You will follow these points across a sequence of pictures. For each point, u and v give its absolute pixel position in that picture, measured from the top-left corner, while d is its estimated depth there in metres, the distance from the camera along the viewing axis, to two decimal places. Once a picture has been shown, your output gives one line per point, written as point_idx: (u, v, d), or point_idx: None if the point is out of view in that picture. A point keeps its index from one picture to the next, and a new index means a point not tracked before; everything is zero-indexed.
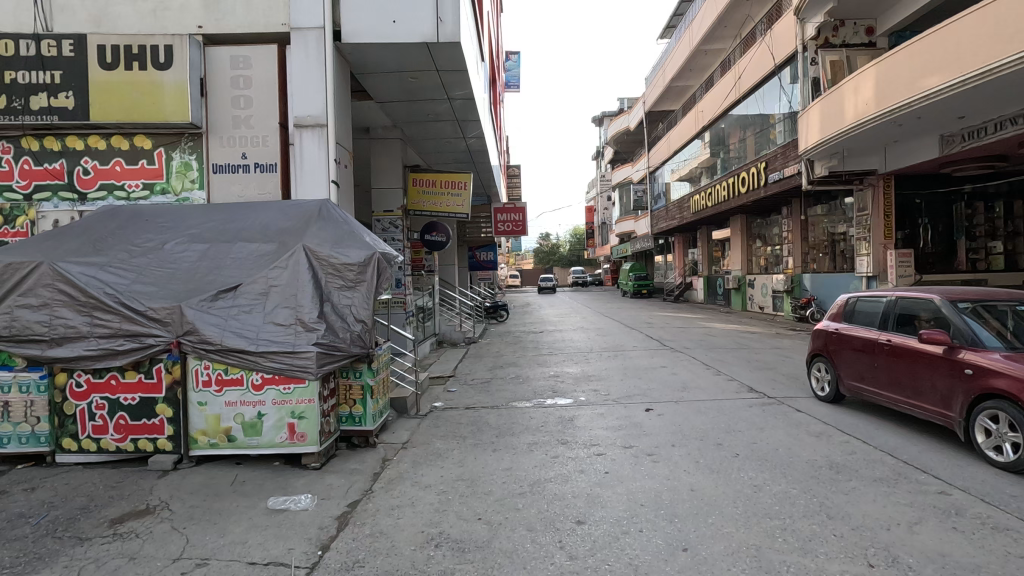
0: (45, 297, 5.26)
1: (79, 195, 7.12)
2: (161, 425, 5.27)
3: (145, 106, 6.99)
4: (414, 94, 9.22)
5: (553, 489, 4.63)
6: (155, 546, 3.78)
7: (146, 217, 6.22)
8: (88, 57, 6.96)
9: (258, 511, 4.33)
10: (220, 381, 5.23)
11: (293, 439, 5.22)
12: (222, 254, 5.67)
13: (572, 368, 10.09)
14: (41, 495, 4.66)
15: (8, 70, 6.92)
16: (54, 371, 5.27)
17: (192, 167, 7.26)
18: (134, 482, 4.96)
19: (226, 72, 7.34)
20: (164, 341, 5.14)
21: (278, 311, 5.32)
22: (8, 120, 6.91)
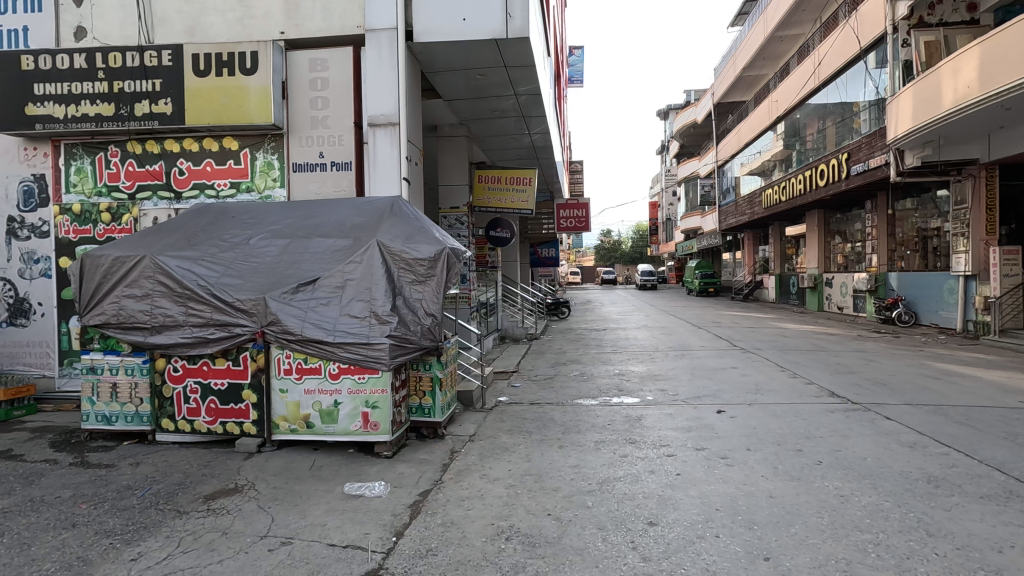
0: (147, 288, 5.72)
1: (175, 194, 7.72)
2: (246, 410, 5.60)
3: (233, 109, 7.44)
4: (481, 91, 9.29)
5: (623, 489, 4.54)
6: (244, 522, 4.02)
7: (234, 215, 6.63)
8: (184, 66, 7.49)
9: (335, 495, 4.52)
10: (300, 369, 5.50)
11: (368, 427, 5.41)
12: (302, 248, 5.95)
13: (638, 367, 9.88)
14: (144, 470, 5.08)
15: (116, 80, 7.57)
16: (154, 356, 5.73)
17: (274, 166, 7.66)
18: (223, 462, 5.30)
19: (305, 75, 7.67)
20: (250, 330, 5.45)
21: (353, 304, 5.49)
22: (116, 126, 7.59)
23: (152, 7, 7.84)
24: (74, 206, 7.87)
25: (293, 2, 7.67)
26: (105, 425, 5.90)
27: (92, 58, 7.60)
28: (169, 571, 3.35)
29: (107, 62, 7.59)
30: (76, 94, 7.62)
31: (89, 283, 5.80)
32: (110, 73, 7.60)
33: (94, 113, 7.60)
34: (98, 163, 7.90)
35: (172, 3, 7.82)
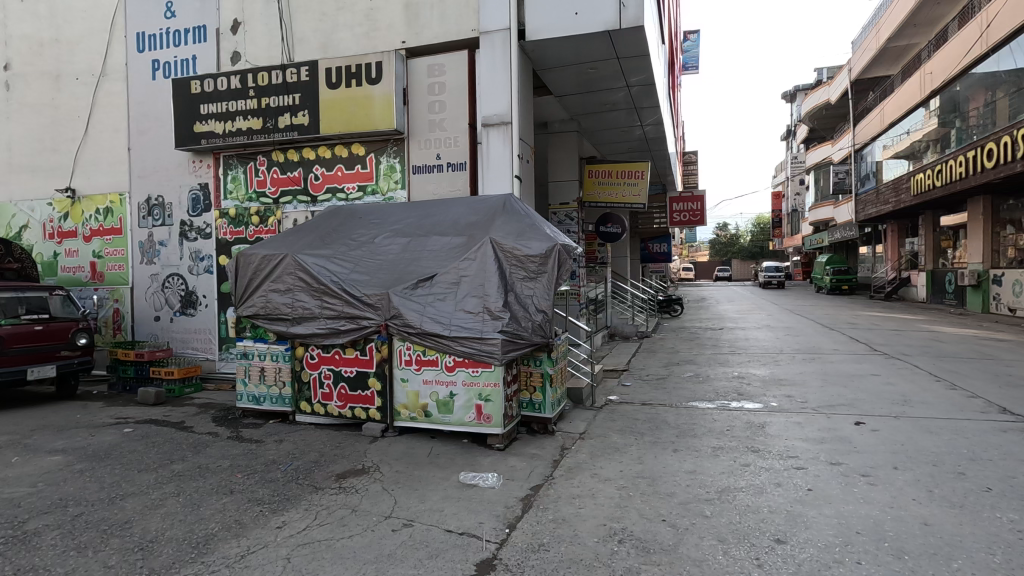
0: (289, 283, 6.34)
1: (312, 198, 8.53)
2: (372, 396, 6.02)
3: (361, 118, 8.01)
4: (592, 85, 9.16)
5: (745, 500, 4.24)
6: (370, 502, 4.33)
7: (361, 216, 7.14)
8: (319, 80, 8.19)
9: (451, 483, 4.71)
10: (419, 360, 5.80)
11: (481, 419, 5.57)
12: (421, 246, 6.26)
13: (760, 370, 9.18)
14: (286, 447, 5.66)
15: (264, 97, 8.48)
16: (294, 344, 6.35)
17: (396, 169, 8.14)
18: (352, 444, 5.75)
19: (424, 80, 8.04)
20: (375, 323, 5.84)
21: (467, 300, 5.68)
22: (264, 138, 8.50)
23: (293, 28, 8.66)
24: (231, 210, 8.98)
25: (413, 11, 8.07)
26: (254, 404, 6.66)
27: (245, 79, 8.57)
28: (307, 540, 3.69)
29: (257, 81, 8.52)
30: (232, 111, 8.64)
31: (244, 279, 6.57)
32: (259, 91, 8.52)
33: (246, 128, 8.57)
34: (249, 171, 8.92)
35: (309, 23, 8.57)
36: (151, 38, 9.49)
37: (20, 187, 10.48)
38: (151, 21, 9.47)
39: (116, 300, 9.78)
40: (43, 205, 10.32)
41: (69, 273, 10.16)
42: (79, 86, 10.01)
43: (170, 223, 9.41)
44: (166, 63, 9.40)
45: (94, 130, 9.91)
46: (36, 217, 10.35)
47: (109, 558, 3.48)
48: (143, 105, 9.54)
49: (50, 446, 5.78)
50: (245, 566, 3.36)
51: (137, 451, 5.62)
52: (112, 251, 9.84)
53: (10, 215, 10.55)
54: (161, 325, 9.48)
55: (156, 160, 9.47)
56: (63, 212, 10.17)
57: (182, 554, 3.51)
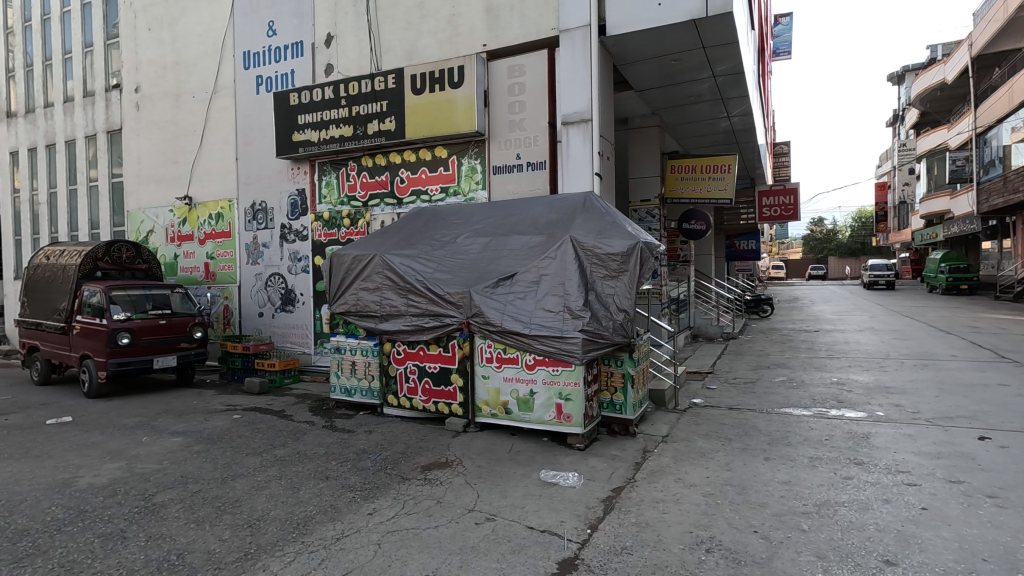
0: (377, 281, 6.65)
1: (398, 200, 8.93)
2: (454, 392, 6.19)
3: (443, 121, 8.25)
4: (675, 77, 8.87)
5: (848, 516, 3.94)
6: (454, 495, 4.45)
7: (443, 216, 7.36)
8: (405, 86, 8.52)
9: (532, 480, 4.74)
10: (500, 358, 5.88)
11: (561, 418, 5.56)
12: (501, 245, 6.35)
13: (862, 377, 8.47)
14: (375, 437, 5.95)
15: (354, 105, 8.95)
16: (382, 340, 6.67)
17: (477, 170, 8.32)
18: (435, 437, 5.95)
19: (504, 81, 8.13)
20: (458, 320, 6.00)
21: (547, 298, 5.69)
22: (354, 144, 8.98)
23: (380, 38, 9.07)
24: (325, 214, 9.56)
25: (494, 14, 8.19)
26: (346, 396, 7.06)
27: (337, 89, 9.09)
28: (396, 528, 3.86)
29: (348, 91, 9.01)
30: (326, 120, 9.20)
31: (337, 277, 6.98)
32: (350, 100, 9.01)
33: (339, 135, 9.11)
34: (341, 177, 9.46)
35: (395, 33, 8.94)
36: (255, 56, 10.30)
37: (147, 196, 11.75)
38: (255, 40, 10.27)
39: (226, 298, 10.72)
40: (165, 212, 11.50)
41: (187, 273, 11.25)
42: (195, 103, 11.06)
43: (271, 226, 10.18)
44: (268, 78, 10.16)
45: (207, 143, 10.91)
46: (160, 223, 11.56)
47: (223, 532, 3.81)
48: (248, 118, 10.37)
49: (173, 429, 6.44)
50: (340, 549, 3.57)
51: (244, 436, 6.13)
52: (222, 252, 10.79)
53: (140, 221, 11.86)
54: (264, 321, 10.27)
55: (259, 168, 10.27)
56: (182, 217, 11.27)
57: (285, 533, 3.78)
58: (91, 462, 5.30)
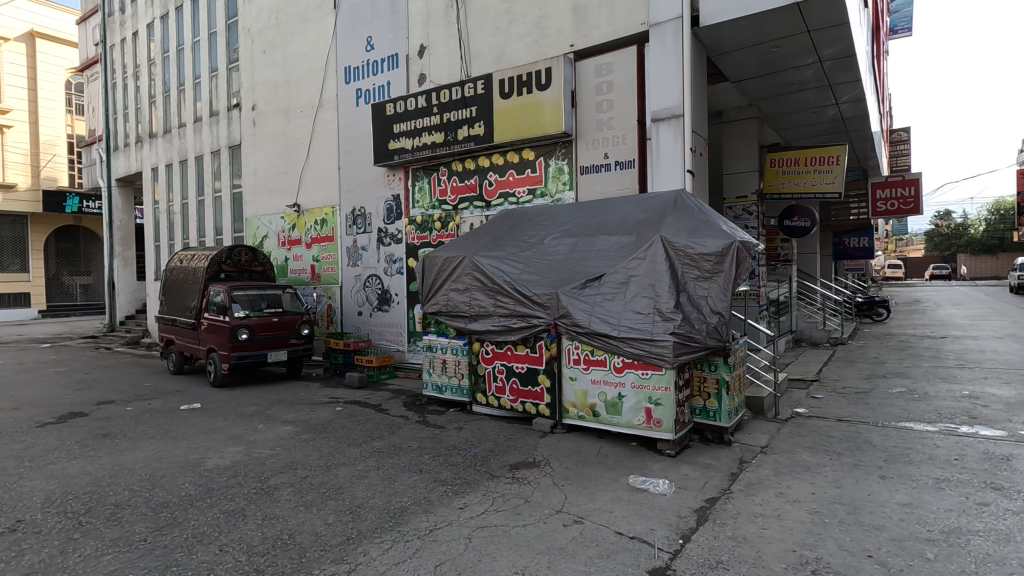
0: (467, 282, 6.84)
1: (487, 203, 9.15)
2: (542, 392, 6.23)
3: (531, 124, 8.33)
4: (775, 65, 8.33)
5: (984, 547, 3.50)
6: (542, 495, 4.47)
7: (531, 217, 7.43)
8: (493, 91, 8.69)
9: (621, 485, 4.65)
10: (588, 360, 5.84)
11: (651, 423, 5.42)
12: (589, 246, 6.30)
13: (1000, 390, 7.48)
14: (465, 434, 6.12)
15: (446, 112, 9.29)
16: (472, 339, 6.85)
17: (564, 170, 8.31)
18: (523, 437, 6.01)
19: (592, 81, 8.05)
20: (545, 321, 6.03)
21: (637, 300, 5.57)
22: (445, 150, 9.31)
23: (470, 46, 9.33)
24: (418, 217, 9.99)
25: (581, 13, 8.13)
26: (437, 393, 7.33)
27: (430, 98, 9.47)
28: (485, 524, 3.95)
29: (439, 99, 9.36)
30: (419, 128, 9.62)
31: (430, 278, 7.26)
32: (441, 107, 9.35)
33: (431, 142, 9.49)
34: (432, 181, 9.85)
35: (484, 39, 9.15)
36: (355, 70, 10.96)
37: (262, 204, 12.90)
38: (355, 55, 10.94)
39: (329, 297, 11.51)
40: (277, 219, 12.55)
41: (296, 274, 12.21)
42: (302, 117, 11.98)
43: (369, 231, 10.79)
44: (366, 91, 10.78)
45: (313, 154, 11.78)
46: (273, 229, 12.63)
47: (328, 516, 4.10)
48: (349, 129, 11.07)
49: (284, 418, 7.02)
50: (433, 540, 3.71)
51: (345, 427, 6.54)
52: (326, 255, 11.59)
53: (256, 228, 13.04)
54: (363, 319, 10.91)
55: (359, 176, 10.93)
56: (292, 223, 12.24)
57: (382, 521, 4.00)
58: (216, 445, 5.90)
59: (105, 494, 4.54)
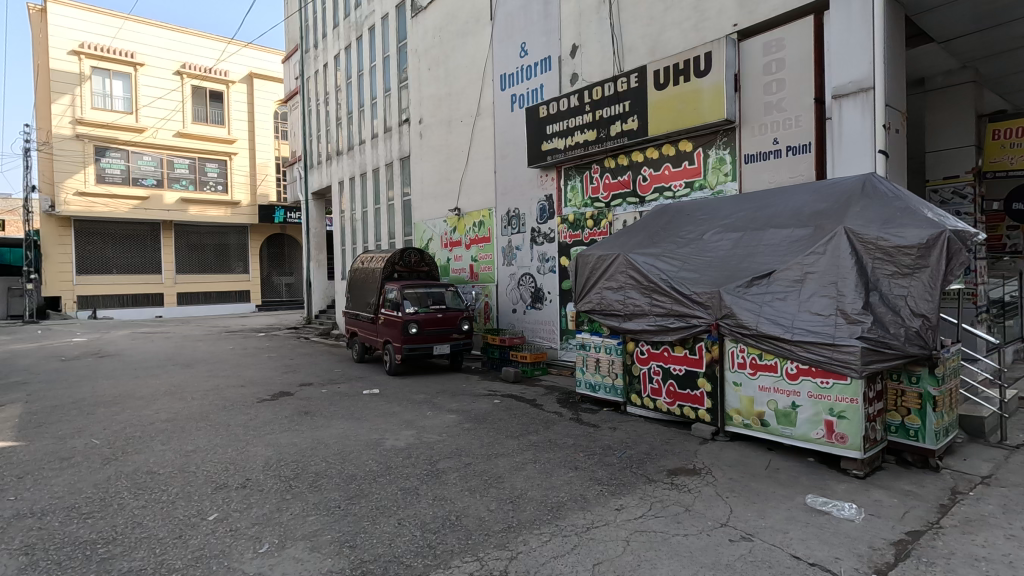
0: (621, 280, 6.72)
1: (640, 198, 8.92)
2: (701, 397, 5.90)
3: (689, 113, 7.92)
4: (1001, 15, 6.86)
5: None
6: (705, 505, 4.23)
7: (689, 212, 7.06)
8: (647, 83, 8.44)
9: (797, 504, 4.22)
10: (755, 364, 5.39)
11: (833, 439, 4.82)
12: (756, 241, 5.80)
13: None
14: (619, 435, 6.04)
15: (598, 109, 9.25)
16: (625, 339, 6.72)
17: (726, 160, 7.77)
18: (681, 442, 5.73)
19: (758, 61, 7.42)
20: (706, 321, 5.69)
21: (815, 299, 5.00)
22: (598, 147, 9.28)
23: (623, 39, 9.15)
24: (570, 216, 10.08)
25: None
26: (591, 391, 7.32)
27: (582, 97, 9.51)
28: (643, 528, 3.85)
29: (591, 96, 9.35)
30: (572, 127, 9.71)
31: (583, 276, 7.27)
32: (594, 105, 9.33)
33: (583, 140, 9.52)
34: (585, 180, 9.86)
35: (638, 31, 8.90)
36: (510, 77, 11.39)
37: (428, 210, 14.04)
38: (510, 62, 11.36)
39: (486, 295, 12.14)
40: (440, 222, 13.57)
41: (457, 274, 13.09)
42: (462, 127, 12.78)
43: (523, 231, 11.15)
44: (521, 95, 11.14)
45: (472, 160, 12.51)
46: (437, 232, 13.69)
47: (491, 503, 4.33)
48: (504, 134, 11.56)
49: (448, 406, 7.57)
50: (591, 538, 3.72)
51: (503, 420, 6.85)
52: (484, 255, 12.23)
53: (423, 231, 14.25)
54: (517, 316, 11.33)
55: (513, 178, 11.36)
56: (453, 226, 13.14)
57: (541, 514, 4.11)
58: (392, 427, 6.57)
59: (309, 463, 5.30)
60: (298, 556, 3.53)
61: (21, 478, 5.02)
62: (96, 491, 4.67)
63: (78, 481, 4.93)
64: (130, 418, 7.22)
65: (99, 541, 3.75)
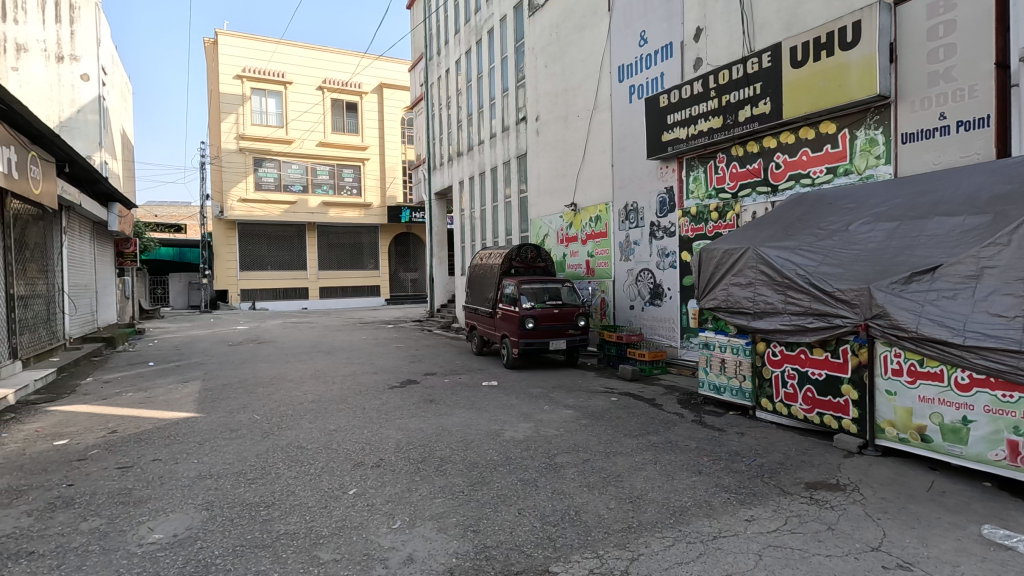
0: (751, 276, 6.26)
1: (773, 187, 8.26)
2: (846, 405, 5.33)
3: (833, 91, 7.15)
4: None
5: None
6: (851, 525, 3.81)
7: (831, 201, 6.40)
8: (782, 62, 7.79)
9: (968, 535, 3.65)
10: (913, 371, 4.76)
11: (1018, 462, 4.11)
12: (916, 230, 5.11)
13: None
14: (748, 441, 5.64)
15: (724, 94, 8.71)
16: (755, 338, 6.27)
17: (878, 141, 6.92)
18: (821, 453, 5.22)
19: (921, 26, 6.50)
20: (852, 322, 5.12)
21: (994, 299, 4.29)
22: (724, 135, 8.75)
23: (755, 16, 8.50)
24: (692, 209, 9.61)
25: None
26: (715, 393, 6.92)
27: (707, 82, 9.03)
28: (778, 543, 3.57)
29: (717, 81, 8.84)
30: (695, 115, 9.25)
31: (706, 273, 6.87)
32: (720, 90, 8.81)
33: (708, 128, 9.01)
34: (709, 170, 9.34)
35: (773, 5, 8.22)
36: (628, 67, 11.11)
37: (544, 206, 14.16)
38: (629, 52, 11.06)
39: (603, 291, 11.97)
40: (557, 218, 13.62)
41: (573, 269, 13.07)
42: (579, 122, 12.70)
43: (642, 225, 10.83)
44: (640, 86, 10.80)
45: (589, 155, 12.39)
46: (553, 228, 13.75)
47: (610, 501, 4.27)
48: (622, 126, 11.30)
49: (565, 402, 7.59)
50: (718, 547, 3.52)
51: (621, 418, 6.72)
52: (601, 251, 12.07)
53: (539, 227, 14.41)
54: (635, 313, 11.05)
55: (631, 172, 11.06)
56: (570, 222, 13.13)
57: (663, 517, 3.97)
58: (511, 419, 6.73)
59: (435, 449, 5.61)
60: (426, 535, 3.75)
61: (202, 444, 5.88)
62: (259, 460, 5.33)
63: (244, 450, 5.66)
64: (284, 397, 8.14)
65: (261, 505, 4.27)
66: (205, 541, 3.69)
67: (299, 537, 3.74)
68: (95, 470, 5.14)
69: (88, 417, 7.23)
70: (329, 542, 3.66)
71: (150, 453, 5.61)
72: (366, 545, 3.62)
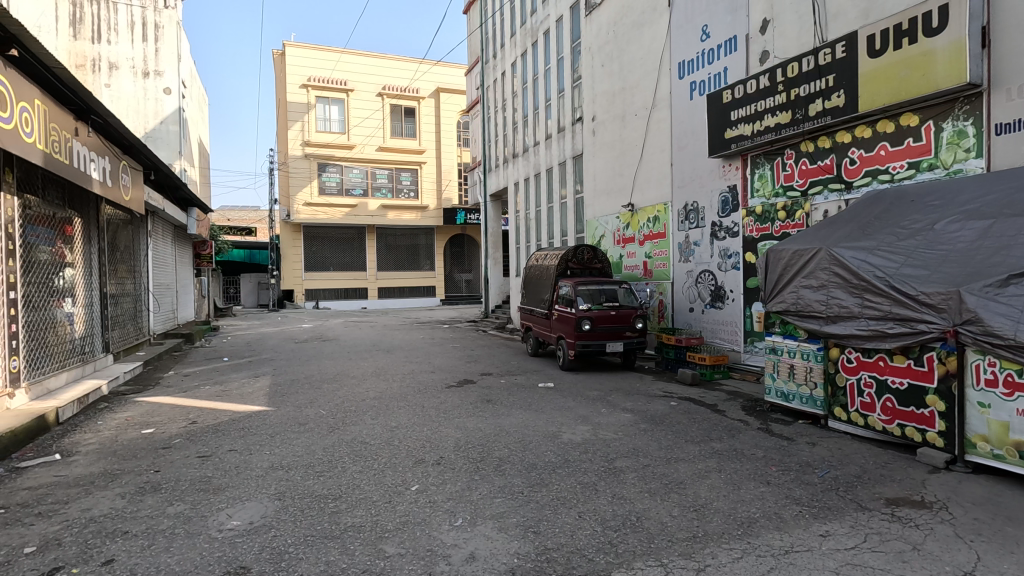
0: (823, 278, 5.95)
1: (846, 184, 7.83)
2: (931, 417, 4.98)
3: (916, 81, 6.70)
4: None
5: None
6: (940, 546, 3.55)
7: (913, 198, 5.99)
8: (858, 52, 7.37)
9: None
10: (1010, 382, 4.38)
11: None
12: (1014, 229, 4.70)
13: None
14: (820, 452, 5.35)
15: (794, 88, 8.34)
16: (828, 344, 5.95)
17: (967, 133, 6.42)
18: (903, 467, 4.88)
19: (1018, 7, 5.97)
20: (939, 328, 4.77)
21: None
22: (793, 130, 8.37)
23: (828, 4, 8.08)
24: (757, 208, 9.24)
25: None
26: (783, 401, 6.61)
27: (774, 76, 8.67)
28: (857, 562, 3.36)
29: (786, 74, 8.47)
30: (760, 111, 8.90)
31: (774, 274, 6.56)
32: (788, 83, 8.44)
33: (776, 124, 8.65)
34: (776, 167, 8.97)
35: None
36: (689, 63, 10.82)
37: (601, 206, 14.01)
38: (690, 48, 10.77)
39: (661, 293, 11.71)
40: (613, 219, 13.44)
41: (630, 271, 12.85)
42: (637, 120, 12.48)
43: (702, 225, 10.51)
44: (702, 82, 10.50)
45: (647, 154, 12.16)
46: (609, 229, 13.59)
47: (673, 508, 4.16)
48: (682, 124, 11.02)
49: (623, 405, 7.46)
50: (791, 563, 3.36)
51: (683, 423, 6.54)
52: (659, 252, 11.81)
53: (595, 228, 14.27)
54: (695, 316, 10.75)
55: (692, 171, 10.76)
56: (627, 222, 12.91)
57: (730, 528, 3.83)
58: (569, 422, 6.68)
59: (493, 449, 5.65)
60: (487, 533, 3.78)
61: (273, 437, 6.18)
62: (325, 454, 5.54)
63: (312, 444, 5.90)
64: (347, 394, 8.43)
65: (329, 497, 4.43)
66: (278, 529, 3.87)
67: (365, 530, 3.85)
68: (179, 458, 5.50)
69: (171, 408, 7.75)
70: (394, 536, 3.76)
71: (227, 444, 5.95)
72: (429, 541, 3.69)
